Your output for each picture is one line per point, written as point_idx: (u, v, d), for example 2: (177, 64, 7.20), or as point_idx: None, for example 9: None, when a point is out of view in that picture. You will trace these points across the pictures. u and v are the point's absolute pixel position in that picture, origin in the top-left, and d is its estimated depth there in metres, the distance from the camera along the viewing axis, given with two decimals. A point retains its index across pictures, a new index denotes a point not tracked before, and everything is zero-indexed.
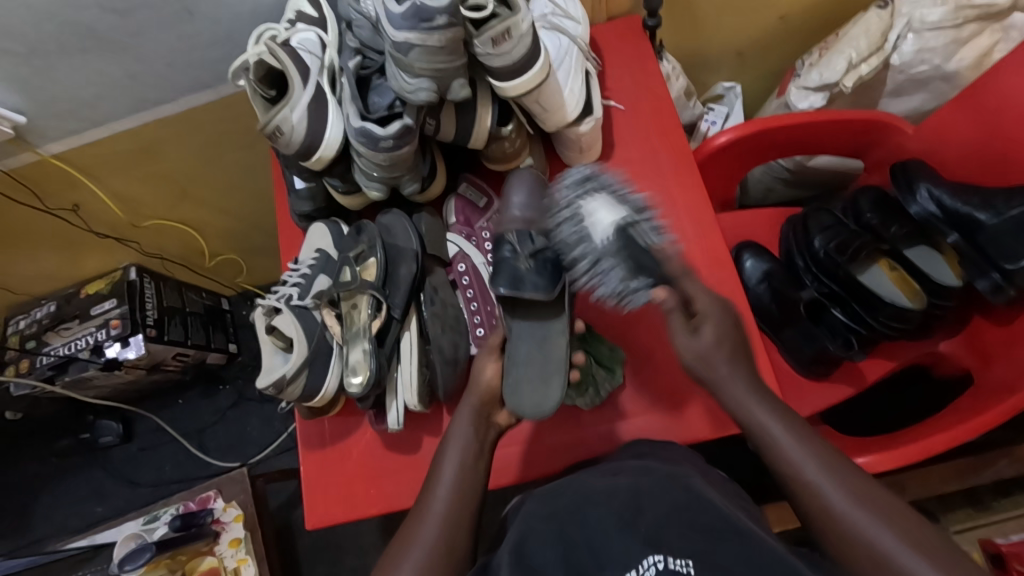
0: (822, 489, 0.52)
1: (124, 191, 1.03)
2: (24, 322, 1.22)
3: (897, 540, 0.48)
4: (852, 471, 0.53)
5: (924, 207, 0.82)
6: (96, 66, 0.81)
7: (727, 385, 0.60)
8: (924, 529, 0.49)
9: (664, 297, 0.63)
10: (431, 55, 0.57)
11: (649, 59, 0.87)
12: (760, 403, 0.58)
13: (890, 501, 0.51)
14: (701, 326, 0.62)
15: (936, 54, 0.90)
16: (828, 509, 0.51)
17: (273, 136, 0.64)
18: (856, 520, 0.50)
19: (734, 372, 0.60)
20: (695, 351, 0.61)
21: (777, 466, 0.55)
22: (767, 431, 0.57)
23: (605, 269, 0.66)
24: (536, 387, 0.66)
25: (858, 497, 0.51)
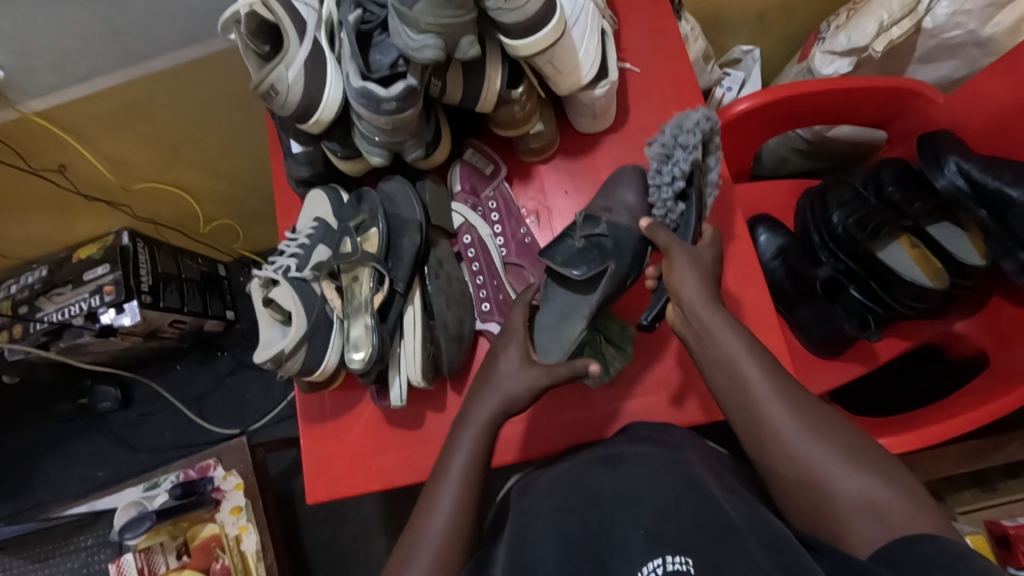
0: (776, 419, 0.54)
1: (112, 151, 0.98)
2: (15, 287, 1.18)
3: (843, 469, 0.51)
4: (808, 401, 0.55)
5: (950, 181, 0.76)
6: (78, 17, 0.76)
7: (689, 297, 0.61)
8: (872, 455, 0.51)
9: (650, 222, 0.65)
10: (438, 9, 0.53)
11: (669, 20, 0.82)
12: (733, 336, 0.59)
13: (841, 431, 0.53)
14: (679, 252, 0.63)
15: (972, 18, 0.84)
16: (778, 437, 0.54)
17: (267, 95, 0.60)
18: (827, 461, 0.51)
19: (714, 310, 0.60)
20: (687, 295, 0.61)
21: (734, 392, 0.57)
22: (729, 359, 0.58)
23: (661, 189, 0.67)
24: (542, 350, 0.69)
25: (810, 427, 0.53)
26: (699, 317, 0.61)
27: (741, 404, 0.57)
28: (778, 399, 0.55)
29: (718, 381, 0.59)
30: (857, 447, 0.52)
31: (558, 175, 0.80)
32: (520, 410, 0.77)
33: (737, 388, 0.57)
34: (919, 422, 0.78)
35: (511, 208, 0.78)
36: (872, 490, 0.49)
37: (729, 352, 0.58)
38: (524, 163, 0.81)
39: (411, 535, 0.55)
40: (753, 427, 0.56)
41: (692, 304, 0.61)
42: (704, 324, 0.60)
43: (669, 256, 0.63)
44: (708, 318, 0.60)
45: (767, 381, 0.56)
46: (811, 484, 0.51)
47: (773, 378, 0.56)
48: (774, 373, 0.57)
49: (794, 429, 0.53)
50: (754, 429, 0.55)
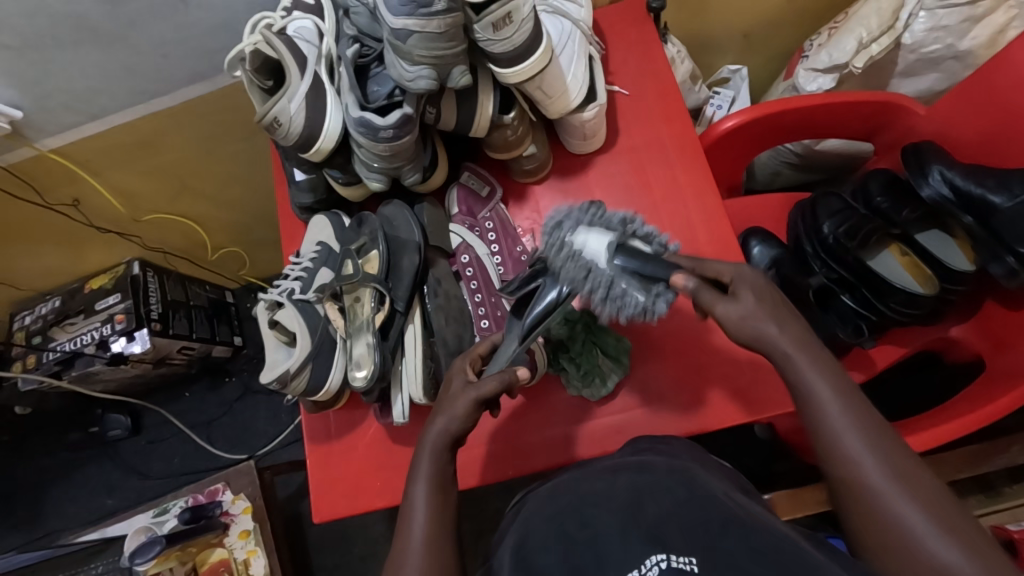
0: (869, 477, 0.47)
1: (124, 185, 1.02)
2: (29, 318, 1.21)
3: (938, 542, 0.43)
4: (913, 466, 0.47)
5: (936, 190, 0.78)
6: (91, 59, 0.80)
7: (778, 344, 0.52)
8: (976, 534, 0.44)
9: (683, 280, 0.56)
10: (430, 41, 0.55)
11: (655, 43, 0.85)
12: (816, 372, 0.51)
13: (950, 506, 0.45)
14: (739, 289, 0.54)
15: (949, 32, 0.87)
16: (875, 502, 0.46)
17: (271, 128, 0.64)
18: (919, 528, 0.44)
19: (781, 329, 0.53)
20: (741, 317, 0.53)
21: (822, 442, 0.50)
22: (820, 408, 0.50)
23: (621, 293, 0.58)
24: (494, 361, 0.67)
25: (909, 489, 0.46)
26: (790, 364, 0.52)
27: (828, 454, 0.50)
28: (871, 449, 0.48)
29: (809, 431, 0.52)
30: (962, 527, 0.44)
31: (553, 195, 0.83)
32: (519, 424, 0.79)
33: (824, 439, 0.50)
34: (914, 426, 0.79)
35: (506, 228, 0.80)
36: (967, 575, 0.42)
37: (825, 404, 0.50)
38: (518, 184, 0.84)
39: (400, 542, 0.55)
40: (843, 483, 0.48)
41: (784, 351, 0.52)
42: (795, 374, 0.52)
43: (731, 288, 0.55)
44: (800, 367, 0.52)
45: (866, 438, 0.48)
46: (899, 557, 0.44)
47: (864, 425, 0.49)
48: (876, 432, 0.49)
49: (885, 485, 0.46)
50: (841, 482, 0.48)
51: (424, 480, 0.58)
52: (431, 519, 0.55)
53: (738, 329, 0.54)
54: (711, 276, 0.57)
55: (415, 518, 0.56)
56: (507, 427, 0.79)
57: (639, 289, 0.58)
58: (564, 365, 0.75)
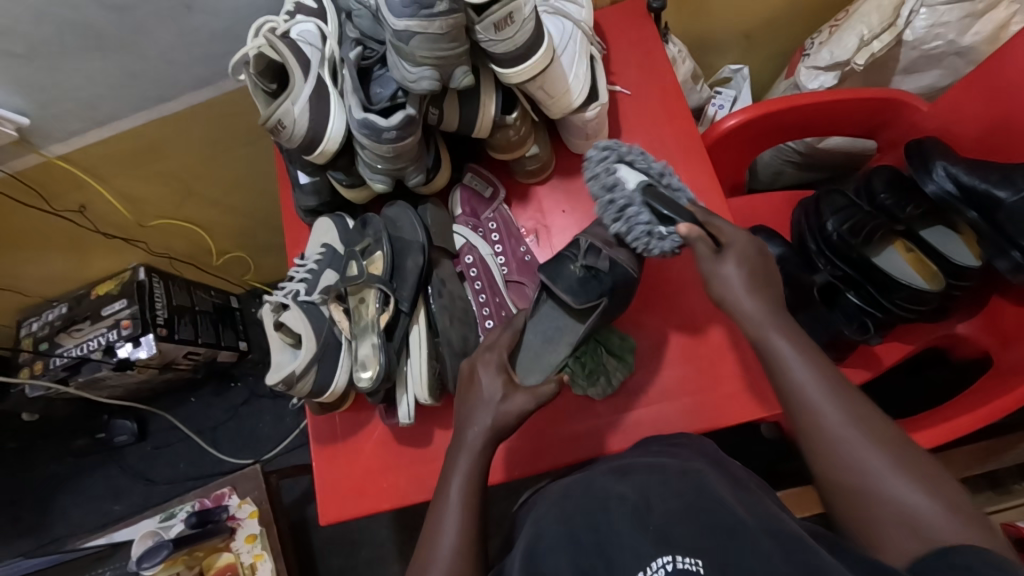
0: (830, 425, 0.52)
1: (130, 191, 1.03)
2: (36, 325, 1.22)
3: (896, 482, 0.48)
4: (872, 417, 0.52)
5: (940, 185, 0.78)
6: (98, 66, 0.80)
7: (751, 317, 0.59)
8: (931, 470, 0.48)
9: (687, 228, 0.62)
10: (432, 42, 0.56)
11: (655, 42, 0.86)
12: (780, 334, 0.58)
13: (908, 450, 0.50)
14: (727, 250, 0.61)
15: (950, 29, 0.88)
16: (840, 451, 0.51)
17: (275, 130, 0.64)
18: (878, 471, 0.49)
19: (752, 294, 0.60)
20: (719, 276, 0.61)
21: (789, 402, 0.55)
22: (784, 367, 0.56)
23: (635, 214, 0.66)
24: (537, 354, 0.72)
25: (867, 437, 0.51)
26: (762, 332, 0.58)
27: (793, 410, 0.55)
28: (835, 405, 0.53)
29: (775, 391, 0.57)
30: (917, 467, 0.48)
31: (555, 195, 0.83)
32: (527, 424, 0.79)
33: (786, 395, 0.55)
34: (928, 422, 0.78)
35: (511, 229, 0.81)
36: (924, 508, 0.46)
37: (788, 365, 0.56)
38: (521, 184, 0.84)
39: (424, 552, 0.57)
40: (806, 435, 0.53)
41: (753, 321, 0.59)
42: (761, 335, 0.58)
43: (731, 245, 0.61)
44: (767, 329, 0.58)
45: (828, 391, 0.53)
46: (864, 499, 0.49)
47: (825, 383, 0.54)
48: (838, 389, 0.54)
49: (849, 435, 0.51)
50: (810, 438, 0.53)
51: (456, 483, 0.60)
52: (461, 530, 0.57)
53: (717, 290, 0.61)
54: (713, 232, 0.63)
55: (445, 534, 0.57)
56: (514, 426, 0.79)
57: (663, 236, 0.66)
58: (570, 365, 0.74)
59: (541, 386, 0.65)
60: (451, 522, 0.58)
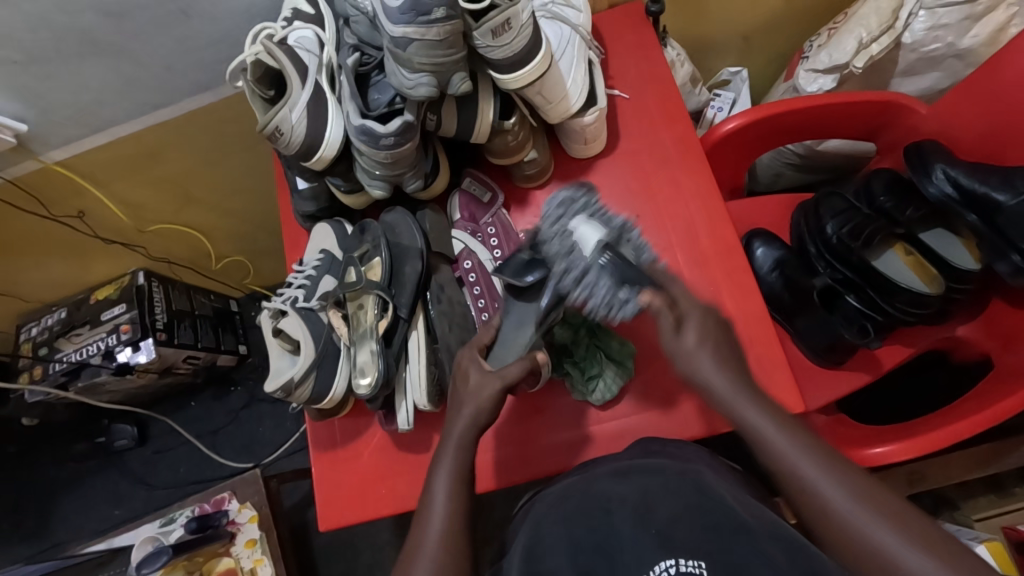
0: (829, 500, 0.47)
1: (128, 196, 1.03)
2: (36, 329, 1.22)
3: (910, 555, 0.43)
4: (869, 484, 0.47)
5: (939, 188, 0.78)
6: (95, 72, 0.80)
7: (720, 391, 0.55)
8: (943, 537, 0.43)
9: (649, 300, 0.57)
10: (430, 49, 0.55)
11: (653, 46, 0.85)
12: (751, 404, 0.54)
13: (914, 517, 0.45)
14: (686, 324, 0.57)
15: (949, 31, 0.87)
16: (844, 531, 0.45)
17: (273, 137, 0.64)
18: (889, 546, 0.43)
19: (718, 367, 0.55)
20: (682, 351, 0.56)
21: (782, 480, 0.50)
22: (766, 441, 0.51)
23: (591, 283, 0.61)
24: (508, 340, 0.69)
25: (868, 508, 0.45)
26: (733, 409, 0.54)
27: (789, 489, 0.50)
28: (828, 476, 0.48)
29: (765, 470, 0.52)
30: (933, 539, 0.43)
31: None
32: (526, 429, 0.79)
33: (778, 476, 0.50)
34: (923, 427, 0.78)
35: (510, 234, 0.80)
36: None
37: (771, 440, 0.51)
38: (521, 189, 0.84)
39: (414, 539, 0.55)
40: (810, 519, 0.48)
41: (721, 400, 0.55)
42: (733, 413, 0.54)
43: (687, 320, 0.57)
44: (739, 404, 0.54)
45: (816, 462, 0.49)
46: None
47: (815, 454, 0.49)
48: (828, 459, 0.49)
49: (850, 509, 0.46)
50: (813, 520, 0.48)
51: (446, 474, 0.58)
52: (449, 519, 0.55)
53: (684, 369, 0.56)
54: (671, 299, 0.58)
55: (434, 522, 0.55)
56: (513, 431, 0.79)
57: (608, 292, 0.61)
58: (569, 369, 0.75)
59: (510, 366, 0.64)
60: (439, 512, 0.56)
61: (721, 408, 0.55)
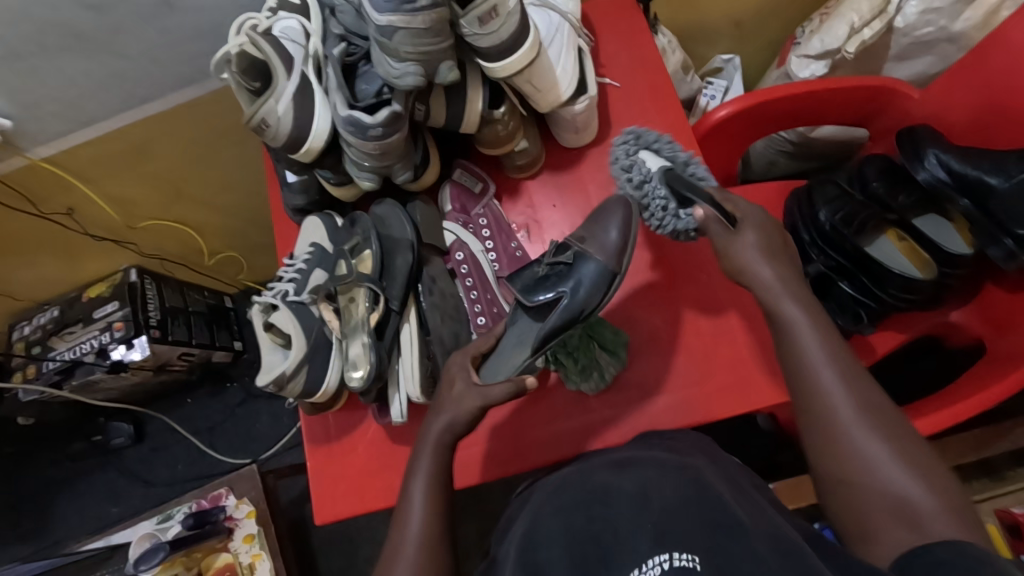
0: (838, 408, 0.53)
1: (118, 192, 1.02)
2: (29, 328, 1.21)
3: (895, 468, 0.50)
4: (878, 399, 0.54)
5: (932, 174, 0.77)
6: (80, 66, 0.79)
7: (766, 282, 0.59)
8: (925, 458, 0.50)
9: (705, 211, 0.64)
10: (416, 37, 0.55)
11: (643, 33, 0.85)
12: (793, 301, 0.58)
13: (909, 439, 0.51)
14: (744, 229, 0.61)
15: (941, 15, 0.87)
16: (842, 436, 0.52)
17: (260, 129, 0.64)
18: (882, 460, 0.50)
19: (771, 268, 0.59)
20: (737, 250, 0.61)
21: (797, 374, 0.57)
22: (799, 341, 0.57)
23: (653, 189, 0.70)
24: (503, 355, 0.68)
25: (872, 427, 0.52)
26: (773, 301, 0.59)
27: (796, 379, 0.57)
28: (843, 385, 0.54)
29: (785, 361, 0.58)
30: (930, 471, 0.49)
31: (546, 189, 0.83)
32: (519, 423, 0.78)
33: (795, 364, 0.57)
34: (922, 411, 0.78)
35: (501, 224, 0.80)
36: (916, 496, 0.48)
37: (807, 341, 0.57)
38: (512, 179, 0.84)
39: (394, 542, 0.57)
40: (814, 419, 0.54)
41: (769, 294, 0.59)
42: (772, 304, 0.59)
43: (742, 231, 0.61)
44: (781, 301, 0.59)
45: (838, 370, 0.55)
46: (857, 479, 0.51)
47: (839, 365, 0.55)
48: (852, 374, 0.55)
49: (853, 421, 0.52)
50: (817, 425, 0.54)
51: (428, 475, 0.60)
52: (429, 522, 0.57)
53: (734, 261, 0.61)
54: (728, 211, 0.63)
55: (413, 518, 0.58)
56: (506, 423, 0.79)
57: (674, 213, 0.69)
58: (562, 360, 0.75)
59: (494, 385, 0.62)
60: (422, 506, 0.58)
61: (764, 299, 0.60)
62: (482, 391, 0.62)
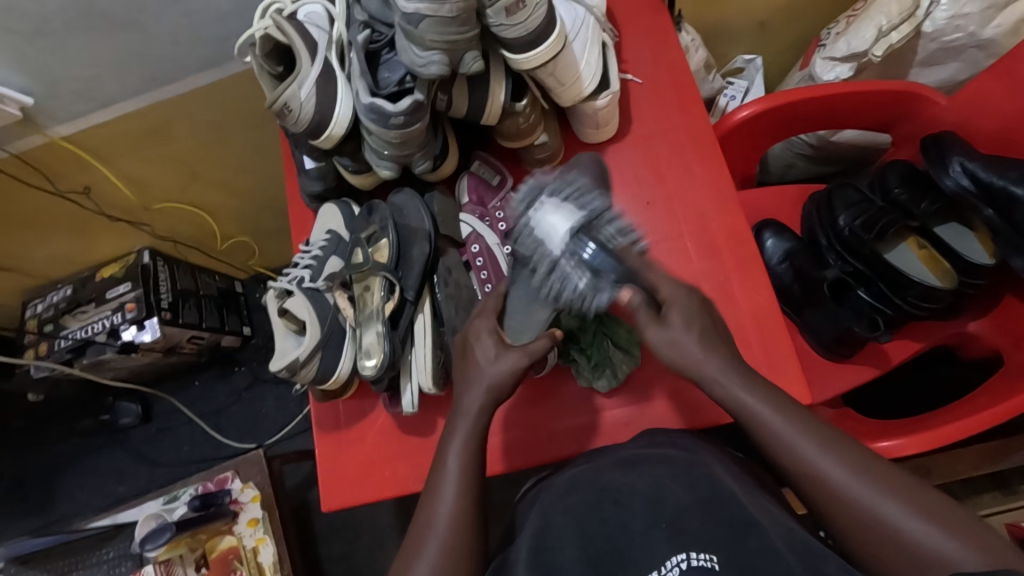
0: (828, 475, 0.50)
1: (135, 173, 1.02)
2: (41, 306, 1.22)
3: (911, 518, 0.47)
4: (862, 452, 0.51)
5: (956, 181, 0.76)
6: (102, 45, 0.79)
7: (705, 370, 0.58)
8: (934, 499, 0.48)
9: (631, 295, 0.62)
10: (443, 26, 0.54)
11: (668, 30, 0.84)
12: (742, 387, 0.56)
13: (912, 483, 0.49)
14: (669, 314, 0.60)
15: (971, 20, 0.85)
16: (844, 502, 0.49)
17: (281, 113, 0.63)
18: (893, 513, 0.47)
19: (709, 351, 0.58)
20: (667, 338, 0.59)
21: (774, 454, 0.54)
22: (767, 425, 0.54)
23: (564, 274, 0.64)
24: (526, 311, 0.69)
25: (870, 480, 0.49)
26: (723, 391, 0.57)
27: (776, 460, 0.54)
28: (823, 449, 0.51)
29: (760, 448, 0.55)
30: (943, 509, 0.47)
31: None
32: (528, 417, 0.78)
33: (770, 450, 0.54)
34: (933, 421, 0.77)
35: None
36: (945, 546, 0.45)
37: (766, 417, 0.54)
38: (530, 173, 0.83)
39: (420, 525, 0.56)
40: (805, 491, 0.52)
41: (715, 378, 0.57)
42: (726, 394, 0.57)
43: (669, 311, 0.60)
44: (731, 389, 0.56)
45: (814, 440, 0.52)
46: (879, 541, 0.47)
47: (810, 430, 0.53)
48: (828, 437, 0.52)
49: (850, 481, 0.49)
50: (814, 493, 0.51)
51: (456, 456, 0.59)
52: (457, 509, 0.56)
53: (670, 355, 0.59)
54: (650, 291, 0.62)
55: (441, 506, 0.56)
56: (516, 417, 0.78)
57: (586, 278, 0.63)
58: (574, 356, 0.75)
59: (533, 342, 0.63)
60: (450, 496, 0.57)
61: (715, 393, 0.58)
62: (525, 348, 0.63)
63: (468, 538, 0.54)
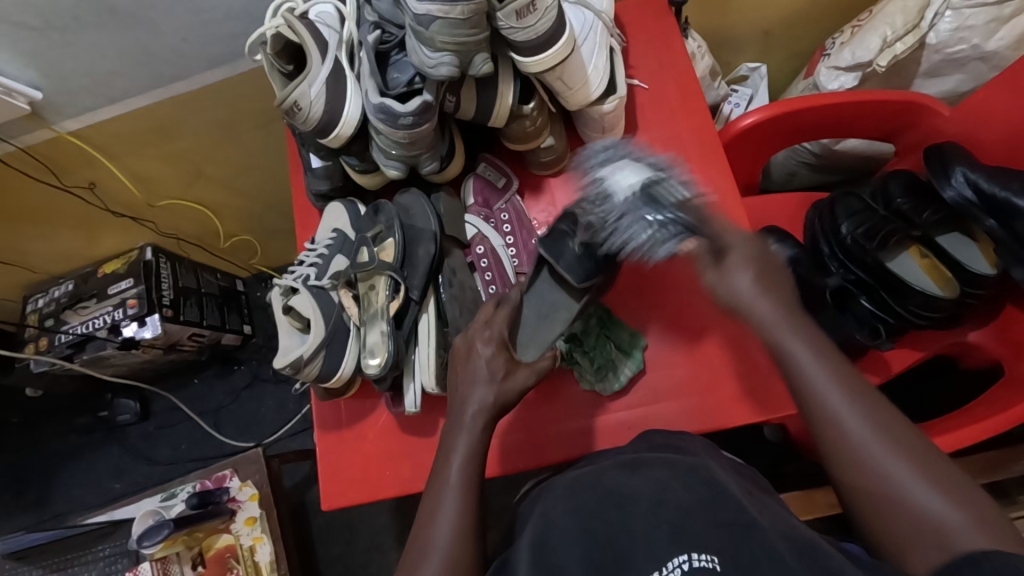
0: (848, 431, 0.50)
1: (140, 170, 1.02)
2: (43, 301, 1.22)
3: (917, 484, 0.46)
4: (891, 419, 0.50)
5: (959, 191, 0.77)
6: (112, 41, 0.80)
7: (760, 315, 0.55)
8: (950, 474, 0.46)
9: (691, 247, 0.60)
10: (452, 28, 0.55)
11: (675, 35, 0.85)
12: (796, 336, 0.54)
13: (928, 454, 0.48)
14: (728, 260, 0.57)
15: (975, 33, 0.86)
16: (856, 462, 0.49)
17: (290, 112, 0.63)
18: (899, 474, 0.47)
19: (765, 297, 0.55)
20: (726, 285, 0.56)
21: (803, 404, 0.53)
22: (799, 372, 0.53)
23: (629, 227, 0.64)
24: (536, 328, 0.72)
25: (888, 446, 0.48)
26: (770, 333, 0.54)
27: (804, 407, 0.53)
28: (847, 400, 0.51)
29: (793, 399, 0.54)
30: (954, 482, 0.46)
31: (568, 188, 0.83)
32: (528, 418, 0.78)
33: (801, 396, 0.53)
34: (935, 429, 0.78)
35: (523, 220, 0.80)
36: (948, 516, 0.44)
37: (807, 370, 0.53)
38: (535, 176, 0.83)
39: (421, 540, 0.55)
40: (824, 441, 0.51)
41: (764, 328, 0.55)
42: (775, 339, 0.54)
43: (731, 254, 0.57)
44: (780, 335, 0.54)
45: (843, 392, 0.51)
46: (883, 505, 0.47)
47: (839, 380, 0.52)
48: (858, 394, 0.51)
49: (866, 444, 0.49)
50: (830, 450, 0.51)
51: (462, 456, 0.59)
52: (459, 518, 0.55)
53: (726, 297, 0.56)
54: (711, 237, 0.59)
55: (440, 530, 0.54)
56: (518, 418, 0.78)
57: (649, 231, 0.63)
58: (578, 359, 0.76)
59: (539, 362, 0.67)
60: (451, 502, 0.56)
61: (764, 333, 0.55)
62: (533, 368, 0.66)
63: (467, 548, 0.53)
